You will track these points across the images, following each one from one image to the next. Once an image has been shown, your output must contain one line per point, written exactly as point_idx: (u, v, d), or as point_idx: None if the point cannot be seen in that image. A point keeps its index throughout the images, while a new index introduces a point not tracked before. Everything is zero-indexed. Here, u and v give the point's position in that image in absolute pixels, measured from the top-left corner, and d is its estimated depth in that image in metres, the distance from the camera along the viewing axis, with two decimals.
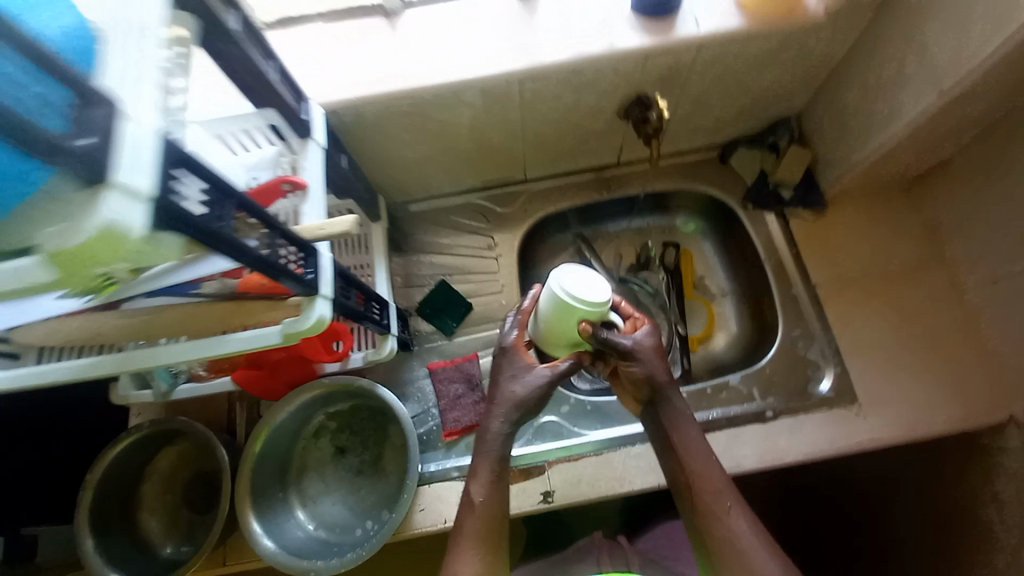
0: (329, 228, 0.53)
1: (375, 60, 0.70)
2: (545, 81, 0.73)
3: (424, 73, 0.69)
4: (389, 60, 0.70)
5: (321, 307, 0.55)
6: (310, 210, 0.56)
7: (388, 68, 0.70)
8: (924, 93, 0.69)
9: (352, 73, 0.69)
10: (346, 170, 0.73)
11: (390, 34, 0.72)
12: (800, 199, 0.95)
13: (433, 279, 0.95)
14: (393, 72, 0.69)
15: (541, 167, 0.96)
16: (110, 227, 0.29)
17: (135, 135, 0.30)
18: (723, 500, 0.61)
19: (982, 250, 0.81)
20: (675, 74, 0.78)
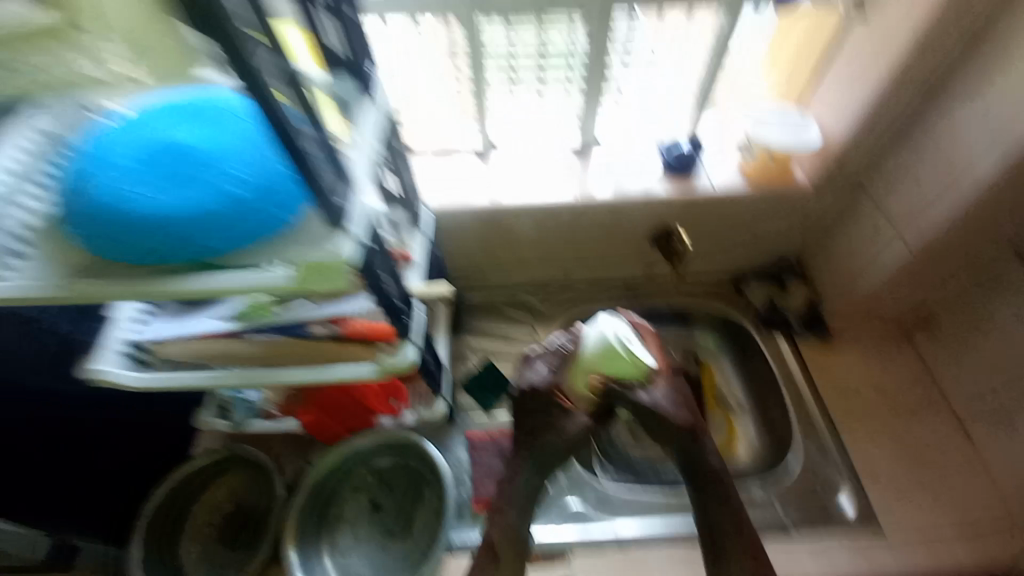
0: (429, 291, 0.74)
1: (470, 185, 0.96)
2: (596, 210, 0.96)
3: (505, 198, 0.94)
4: (479, 187, 0.95)
5: (412, 350, 0.72)
6: (411, 276, 0.75)
7: (478, 192, 0.94)
8: (894, 246, 0.90)
9: (455, 193, 0.94)
10: (436, 257, 0.94)
11: (483, 169, 0.98)
12: (806, 325, 1.09)
13: (479, 359, 1.09)
14: (483, 195, 0.94)
15: (582, 276, 1.15)
16: (337, 252, 0.48)
17: (358, 210, 0.51)
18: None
19: (976, 384, 0.93)
20: (694, 214, 0.99)
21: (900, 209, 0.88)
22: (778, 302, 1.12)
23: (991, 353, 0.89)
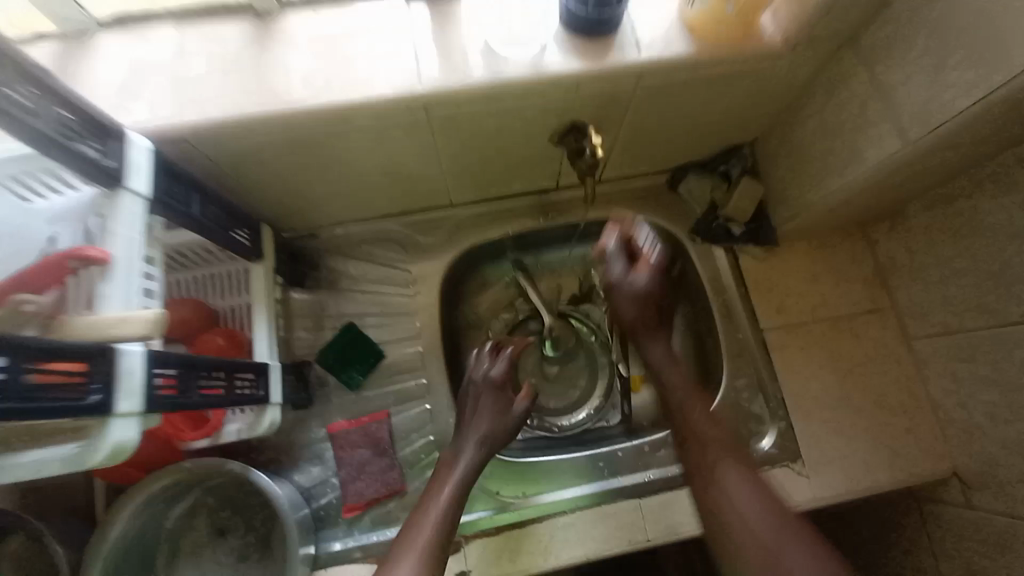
0: (125, 324, 0.46)
1: (250, 81, 0.61)
2: (456, 107, 0.64)
3: (313, 100, 0.60)
4: (270, 92, 0.60)
5: (121, 432, 0.46)
6: (112, 291, 0.48)
7: (269, 102, 0.60)
8: (887, 144, 0.64)
9: (232, 102, 0.60)
10: (200, 213, 0.62)
11: (263, 42, 0.63)
12: (750, 233, 0.88)
13: (344, 318, 0.88)
14: (285, 102, 0.60)
15: (469, 193, 0.87)
16: None
17: None
18: (711, 456, 0.69)
19: (932, 296, 0.79)
20: (614, 99, 0.68)
21: (909, 101, 0.60)
22: (717, 204, 0.89)
23: (974, 260, 0.71)
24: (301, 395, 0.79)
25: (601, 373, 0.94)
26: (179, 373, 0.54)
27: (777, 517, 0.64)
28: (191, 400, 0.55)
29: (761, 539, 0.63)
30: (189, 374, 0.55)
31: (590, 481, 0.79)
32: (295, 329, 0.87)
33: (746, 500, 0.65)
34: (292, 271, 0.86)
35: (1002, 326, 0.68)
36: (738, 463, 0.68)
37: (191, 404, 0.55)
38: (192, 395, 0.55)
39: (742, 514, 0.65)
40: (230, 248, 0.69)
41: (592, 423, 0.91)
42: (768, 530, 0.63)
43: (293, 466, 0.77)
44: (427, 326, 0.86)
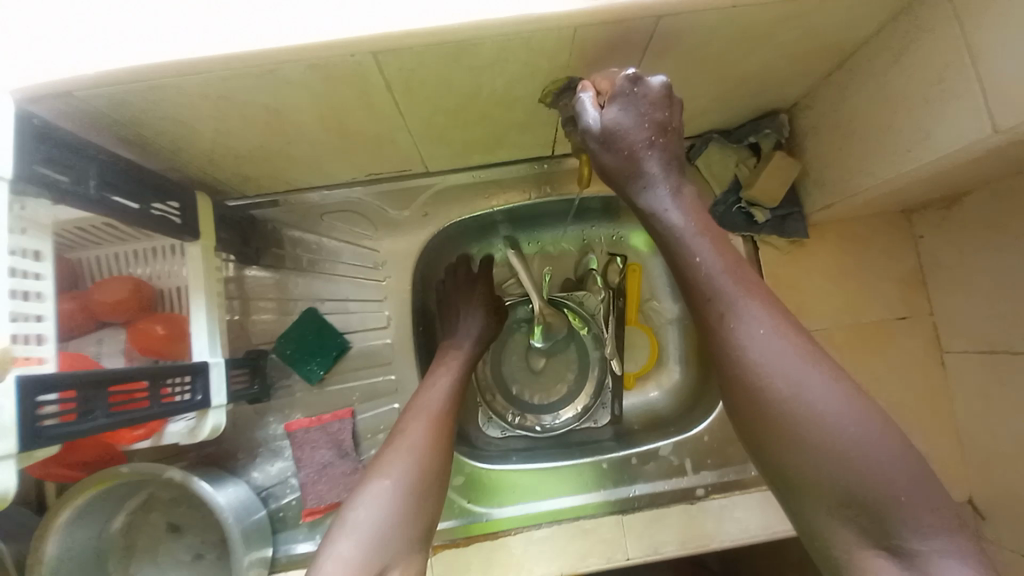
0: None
1: (150, 12, 0.46)
2: (414, 57, 0.49)
3: (230, 43, 0.46)
4: (176, 29, 0.46)
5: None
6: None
7: (174, 44, 0.46)
8: (965, 129, 0.50)
9: (126, 42, 0.46)
10: (99, 193, 0.51)
11: None
12: (775, 222, 0.75)
13: (305, 302, 0.78)
14: (194, 44, 0.46)
15: (447, 161, 0.74)
16: None
17: None
18: (721, 279, 0.48)
19: (978, 307, 0.68)
20: (622, 52, 0.54)
21: (1006, 75, 0.45)
22: (741, 182, 0.77)
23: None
24: (254, 390, 0.71)
25: (592, 368, 0.87)
26: (79, 395, 0.46)
27: (799, 336, 0.45)
28: (98, 423, 0.47)
29: (835, 433, 0.41)
30: (93, 393, 0.47)
31: (570, 494, 0.74)
32: (253, 312, 0.76)
33: (795, 368, 0.44)
34: (245, 248, 0.74)
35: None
36: (830, 378, 0.43)
37: (98, 428, 0.47)
38: (101, 416, 0.48)
39: (796, 388, 0.43)
40: (152, 227, 0.58)
41: (579, 424, 0.84)
42: (849, 414, 0.42)
43: (253, 463, 0.72)
44: (399, 314, 0.77)
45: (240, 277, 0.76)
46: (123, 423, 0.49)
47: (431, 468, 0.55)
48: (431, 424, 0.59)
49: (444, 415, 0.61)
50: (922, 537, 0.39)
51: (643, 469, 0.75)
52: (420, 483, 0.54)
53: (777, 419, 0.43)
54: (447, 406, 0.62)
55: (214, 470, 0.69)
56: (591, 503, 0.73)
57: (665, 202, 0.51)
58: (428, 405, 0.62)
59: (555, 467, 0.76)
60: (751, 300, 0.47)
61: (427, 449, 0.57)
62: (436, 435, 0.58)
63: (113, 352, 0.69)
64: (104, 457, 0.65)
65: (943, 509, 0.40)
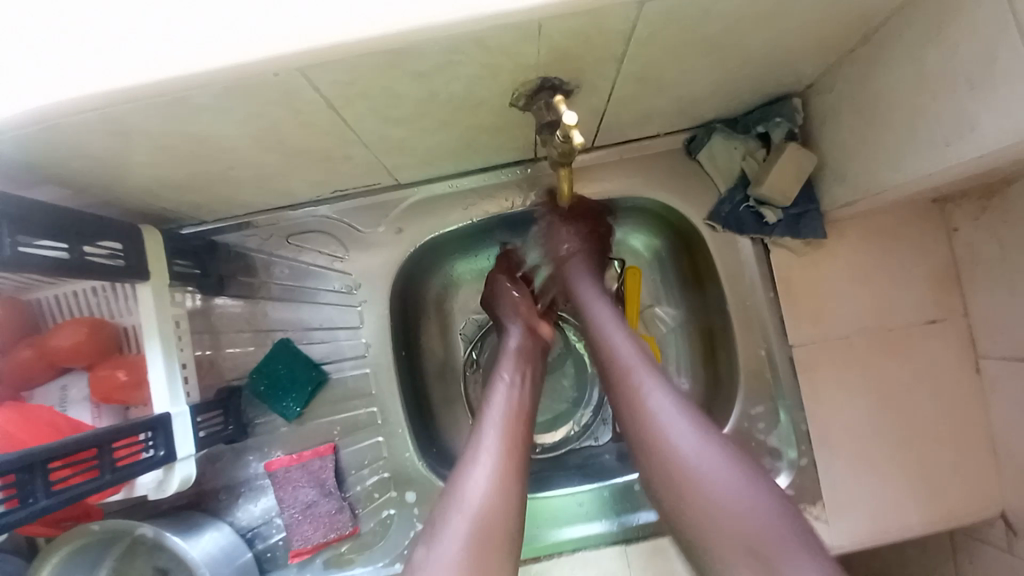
0: None
1: (40, 38, 0.40)
2: (348, 70, 0.42)
3: (133, 69, 0.39)
4: (69, 56, 0.39)
5: None
6: None
7: (71, 75, 0.39)
8: (1018, 119, 0.42)
9: (17, 73, 0.39)
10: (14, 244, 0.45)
11: None
12: (789, 221, 0.67)
13: (277, 333, 0.73)
14: (94, 73, 0.39)
15: (418, 171, 0.67)
16: None
17: None
18: (634, 369, 0.56)
19: (1021, 311, 0.60)
20: (601, 45, 0.46)
21: None
22: (748, 177, 0.69)
23: None
24: (228, 432, 0.67)
25: (590, 383, 0.82)
26: (14, 482, 0.42)
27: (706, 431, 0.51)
28: (37, 508, 0.44)
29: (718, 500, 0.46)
30: (28, 476, 0.43)
31: (571, 522, 0.70)
32: (224, 345, 0.72)
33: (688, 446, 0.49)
34: (206, 276, 0.68)
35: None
36: (706, 438, 0.50)
37: (38, 511, 0.44)
38: (42, 498, 0.44)
39: (667, 410, 0.52)
40: (94, 272, 0.52)
41: (578, 442, 0.80)
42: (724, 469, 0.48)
43: (234, 503, 0.69)
44: (379, 341, 0.72)
45: (208, 307, 0.71)
46: (67, 501, 0.46)
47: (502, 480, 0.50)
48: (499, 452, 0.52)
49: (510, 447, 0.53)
50: (789, 566, 0.42)
51: (648, 495, 0.70)
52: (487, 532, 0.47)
53: (662, 481, 0.49)
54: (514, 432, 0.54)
55: (194, 514, 0.66)
56: (594, 534, 0.69)
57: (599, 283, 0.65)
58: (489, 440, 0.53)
59: (554, 496, 0.72)
60: (663, 379, 0.55)
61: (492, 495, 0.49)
62: (503, 474, 0.51)
63: (78, 400, 0.63)
64: (80, 510, 0.62)
65: (805, 545, 0.43)
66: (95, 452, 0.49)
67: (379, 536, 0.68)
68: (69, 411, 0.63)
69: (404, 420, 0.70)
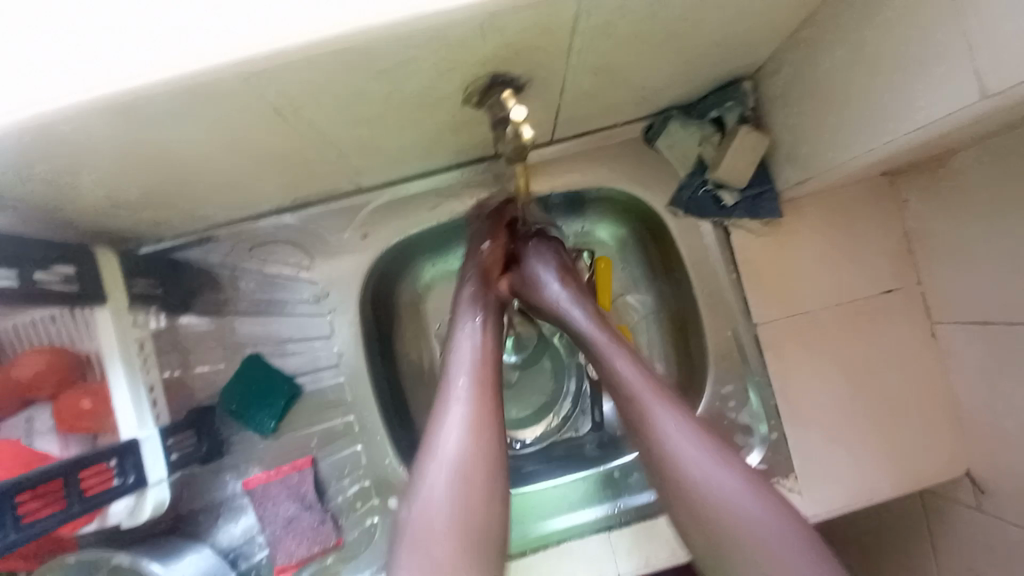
0: None
1: None
2: (295, 77, 0.42)
3: (71, 88, 0.38)
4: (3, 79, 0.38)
5: None
6: None
7: (4, 97, 0.38)
8: (949, 95, 0.44)
9: None
10: None
11: None
12: (747, 204, 0.69)
13: (247, 348, 0.71)
14: (29, 94, 0.38)
15: (380, 175, 0.66)
16: None
17: None
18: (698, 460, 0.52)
19: (969, 276, 0.63)
20: (547, 41, 0.46)
21: (999, 27, 0.38)
22: (706, 163, 0.70)
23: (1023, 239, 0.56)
24: (202, 452, 0.66)
25: (568, 377, 0.83)
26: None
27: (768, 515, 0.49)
28: (6, 543, 0.44)
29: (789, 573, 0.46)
30: None
31: (556, 514, 0.71)
32: (193, 363, 0.69)
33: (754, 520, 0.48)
34: (168, 295, 0.67)
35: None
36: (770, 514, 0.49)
37: (6, 546, 0.44)
38: (11, 533, 0.44)
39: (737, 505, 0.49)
40: (47, 300, 0.51)
41: (559, 436, 0.81)
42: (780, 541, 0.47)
43: (214, 524, 0.68)
44: (352, 349, 0.71)
45: (173, 325, 0.68)
46: (37, 535, 0.46)
47: (480, 425, 0.54)
48: (473, 397, 0.55)
49: (482, 390, 0.56)
50: None
51: (630, 481, 0.72)
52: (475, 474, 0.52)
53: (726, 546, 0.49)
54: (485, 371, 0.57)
55: (172, 538, 0.64)
56: (579, 523, 0.70)
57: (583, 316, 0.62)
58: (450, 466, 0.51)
59: (539, 491, 0.72)
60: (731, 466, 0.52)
61: (473, 440, 0.53)
62: (477, 420, 0.54)
63: (43, 431, 0.62)
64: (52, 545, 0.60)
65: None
66: (61, 483, 0.48)
67: (364, 544, 0.68)
68: (35, 444, 0.61)
69: (382, 427, 0.70)
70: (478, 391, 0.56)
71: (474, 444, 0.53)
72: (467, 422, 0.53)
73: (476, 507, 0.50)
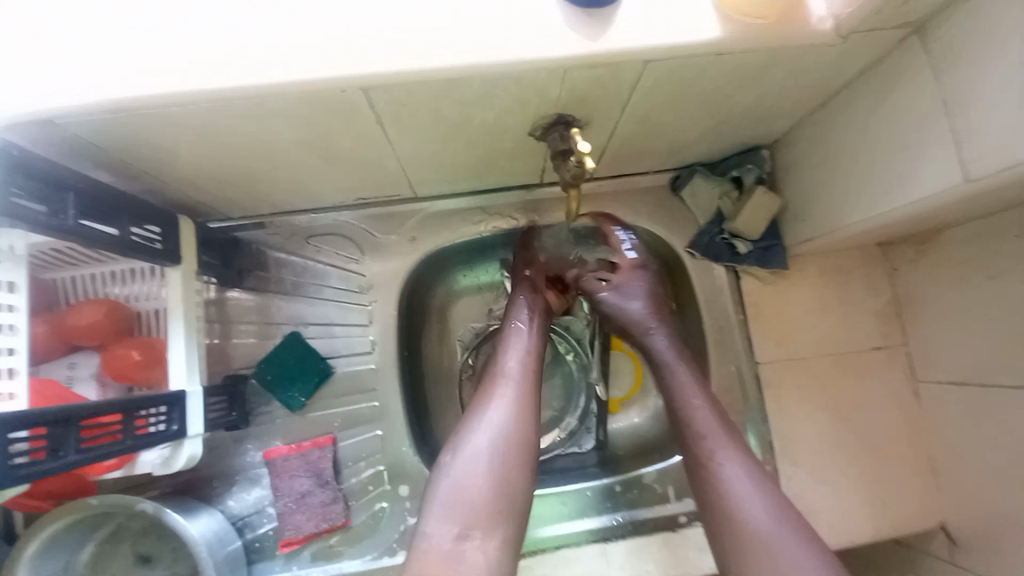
0: None
1: (130, 40, 0.45)
2: (405, 92, 0.49)
3: (201, 76, 0.45)
4: (145, 60, 0.45)
5: None
6: None
7: (145, 73, 0.44)
8: (938, 175, 0.52)
9: (108, 68, 0.44)
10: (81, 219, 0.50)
11: None
12: (758, 253, 0.77)
13: (286, 326, 0.76)
14: (164, 73, 0.44)
15: (437, 186, 0.74)
16: None
17: None
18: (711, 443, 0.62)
19: (954, 343, 0.70)
20: (609, 92, 0.55)
21: (979, 127, 0.47)
22: (725, 215, 0.78)
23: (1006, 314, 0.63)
24: (231, 418, 0.69)
25: (576, 395, 0.87)
26: (49, 433, 0.44)
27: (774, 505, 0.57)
28: (67, 460, 0.46)
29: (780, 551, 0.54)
30: (64, 428, 0.46)
31: (554, 524, 0.73)
32: (232, 335, 0.75)
33: (756, 508, 0.57)
34: (226, 269, 0.72)
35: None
36: (773, 507, 0.57)
37: (68, 465, 0.46)
38: (72, 453, 0.46)
39: (741, 487, 0.58)
40: (134, 253, 0.57)
41: (562, 449, 0.85)
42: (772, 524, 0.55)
43: (228, 490, 0.70)
44: (385, 339, 0.76)
45: (222, 299, 0.74)
46: (94, 459, 0.48)
47: (518, 404, 0.60)
48: (513, 389, 0.61)
49: (525, 380, 0.62)
50: None
51: (628, 497, 0.75)
52: (505, 449, 0.57)
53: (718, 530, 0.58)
54: (526, 366, 0.64)
55: (187, 499, 0.66)
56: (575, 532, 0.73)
57: (662, 346, 0.71)
58: (484, 441, 0.57)
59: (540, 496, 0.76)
60: (739, 457, 0.61)
61: (509, 418, 0.59)
62: (519, 400, 0.60)
63: (85, 377, 0.65)
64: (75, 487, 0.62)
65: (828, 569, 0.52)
66: (120, 417, 0.51)
67: (370, 528, 0.70)
68: (76, 389, 0.65)
69: (404, 416, 0.74)
70: (524, 374, 0.63)
71: (510, 419, 0.59)
72: (508, 403, 0.60)
73: (502, 476, 0.55)
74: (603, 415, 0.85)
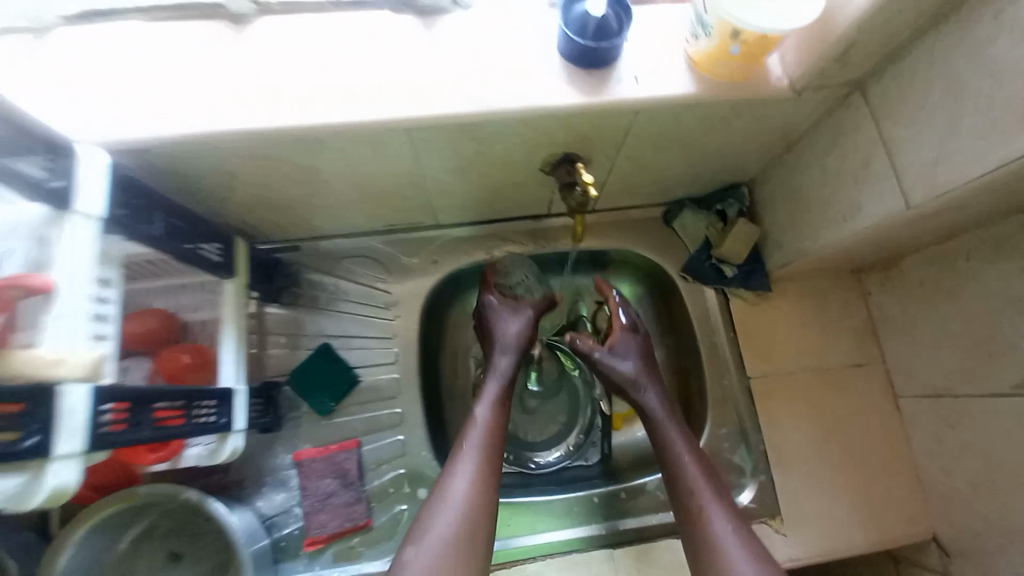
0: (66, 364, 0.43)
1: (225, 91, 0.56)
2: (440, 132, 0.60)
3: (280, 118, 0.55)
4: (236, 105, 0.55)
5: (62, 474, 0.42)
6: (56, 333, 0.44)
7: (236, 116, 0.55)
8: (885, 202, 0.62)
9: (204, 111, 0.55)
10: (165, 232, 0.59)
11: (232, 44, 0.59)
12: (743, 276, 0.87)
13: (317, 339, 0.84)
14: (247, 115, 0.55)
15: (457, 215, 0.84)
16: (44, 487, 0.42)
17: (70, 405, 0.42)
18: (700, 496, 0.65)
19: (924, 358, 0.77)
20: (608, 136, 0.66)
21: (915, 161, 0.58)
22: (710, 243, 0.88)
23: (966, 328, 0.70)
24: (266, 420, 0.75)
25: (582, 410, 0.93)
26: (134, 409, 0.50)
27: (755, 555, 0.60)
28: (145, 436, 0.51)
29: None
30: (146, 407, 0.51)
31: (563, 528, 0.78)
32: (268, 346, 0.82)
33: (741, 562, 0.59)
34: (269, 286, 0.81)
35: (992, 395, 0.67)
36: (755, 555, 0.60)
37: (145, 440, 0.51)
38: (149, 429, 0.52)
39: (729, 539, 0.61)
40: (198, 264, 0.66)
41: (569, 462, 0.90)
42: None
43: (257, 491, 0.75)
44: (406, 352, 0.84)
45: (261, 313, 0.83)
46: (164, 436, 0.53)
47: (476, 479, 0.63)
48: (473, 463, 0.64)
49: (485, 453, 0.65)
50: None
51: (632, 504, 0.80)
52: (467, 526, 0.60)
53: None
54: (489, 438, 0.67)
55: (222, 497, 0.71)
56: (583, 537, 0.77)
57: (653, 402, 0.75)
58: (449, 519, 0.60)
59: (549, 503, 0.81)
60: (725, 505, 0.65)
61: (470, 495, 0.62)
62: (478, 475, 0.64)
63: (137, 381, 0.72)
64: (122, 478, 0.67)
65: None
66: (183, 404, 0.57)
67: (389, 530, 0.74)
68: None
69: (422, 423, 0.80)
70: (484, 450, 0.66)
71: (470, 495, 0.62)
72: (469, 480, 0.63)
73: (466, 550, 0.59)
74: (608, 428, 0.90)
